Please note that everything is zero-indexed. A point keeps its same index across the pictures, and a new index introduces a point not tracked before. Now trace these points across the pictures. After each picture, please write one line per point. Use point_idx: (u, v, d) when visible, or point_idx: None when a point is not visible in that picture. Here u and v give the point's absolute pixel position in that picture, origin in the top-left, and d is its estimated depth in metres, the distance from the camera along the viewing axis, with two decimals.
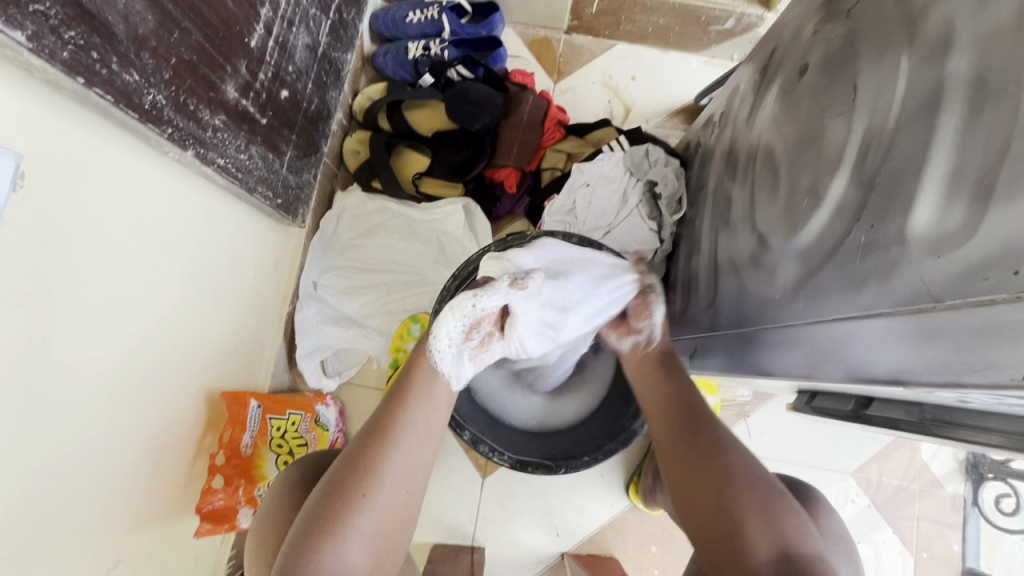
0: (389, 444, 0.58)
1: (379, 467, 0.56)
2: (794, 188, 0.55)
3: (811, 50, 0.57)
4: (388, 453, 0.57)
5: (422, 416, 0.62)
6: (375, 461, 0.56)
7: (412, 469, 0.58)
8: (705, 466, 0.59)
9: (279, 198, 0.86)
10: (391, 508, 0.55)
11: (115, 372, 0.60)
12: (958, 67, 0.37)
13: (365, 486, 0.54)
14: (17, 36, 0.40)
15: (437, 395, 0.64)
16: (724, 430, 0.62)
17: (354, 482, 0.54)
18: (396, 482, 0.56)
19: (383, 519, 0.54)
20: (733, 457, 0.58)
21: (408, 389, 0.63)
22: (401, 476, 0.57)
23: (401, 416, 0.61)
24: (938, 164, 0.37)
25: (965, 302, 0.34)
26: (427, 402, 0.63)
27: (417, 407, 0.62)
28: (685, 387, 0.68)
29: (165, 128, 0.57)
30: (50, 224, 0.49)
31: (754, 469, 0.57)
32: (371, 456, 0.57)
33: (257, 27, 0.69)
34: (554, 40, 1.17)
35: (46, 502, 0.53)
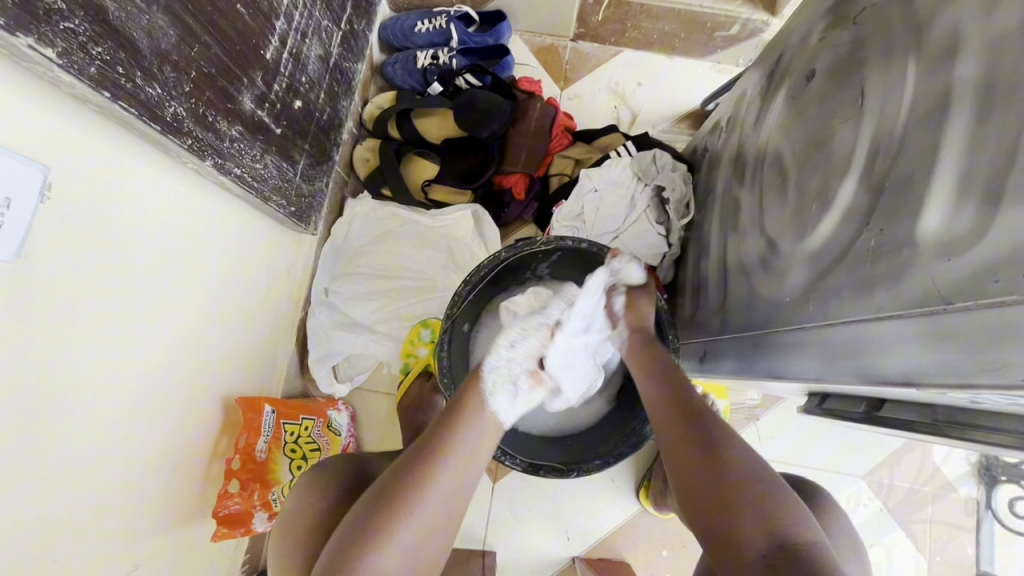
0: (447, 451, 0.56)
1: (436, 472, 0.54)
2: (802, 192, 0.55)
3: (818, 56, 0.58)
4: (446, 460, 0.55)
5: (478, 421, 0.60)
6: (433, 467, 0.54)
7: (464, 482, 0.56)
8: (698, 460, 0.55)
9: (292, 206, 0.88)
10: (441, 517, 0.53)
11: (136, 378, 0.61)
12: (965, 73, 0.37)
13: (420, 487, 0.53)
14: (48, 53, 0.41)
15: (490, 413, 0.62)
16: (717, 420, 0.58)
17: (414, 483, 0.53)
18: (450, 490, 0.54)
19: (433, 524, 0.52)
20: (729, 448, 0.54)
21: (463, 405, 0.61)
22: (454, 487, 0.55)
23: (459, 428, 0.59)
24: (946, 169, 0.38)
25: (976, 304, 0.34)
26: (483, 421, 0.61)
27: (475, 423, 0.60)
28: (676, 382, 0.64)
29: (185, 139, 0.58)
30: (75, 234, 0.50)
31: (748, 458, 0.54)
32: (430, 460, 0.55)
33: (272, 39, 0.71)
34: (561, 47, 1.19)
35: (69, 506, 0.54)
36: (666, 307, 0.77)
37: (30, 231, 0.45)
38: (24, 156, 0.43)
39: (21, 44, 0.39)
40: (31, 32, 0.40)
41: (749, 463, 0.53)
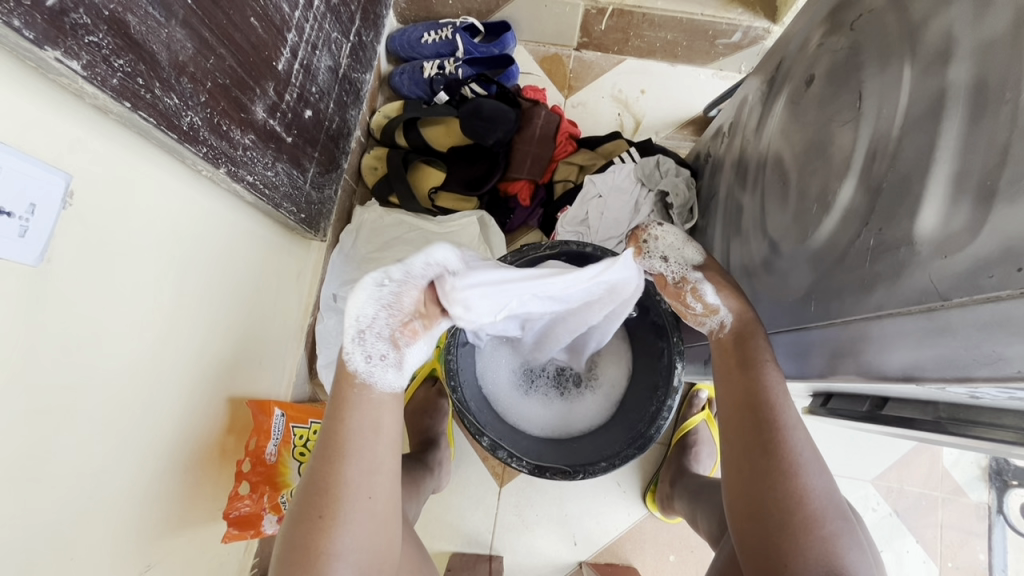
0: (341, 462, 0.52)
1: (340, 486, 0.52)
2: (803, 193, 0.56)
3: (817, 61, 0.59)
4: (344, 469, 0.52)
5: (370, 421, 0.54)
6: (336, 480, 0.52)
7: (379, 480, 0.53)
8: (779, 484, 0.52)
9: (302, 213, 0.90)
10: (366, 522, 0.52)
11: (152, 380, 0.63)
12: (959, 75, 0.38)
13: (328, 510, 0.51)
14: (73, 65, 0.43)
15: (375, 402, 0.55)
16: (802, 439, 0.54)
17: (319, 507, 0.51)
18: (362, 494, 0.52)
19: (360, 533, 0.51)
20: (811, 477, 0.52)
21: (346, 399, 0.54)
22: (366, 490, 0.52)
23: (343, 428, 0.54)
24: (941, 168, 0.39)
25: (972, 300, 0.35)
26: (369, 412, 0.54)
27: (365, 422, 0.54)
28: (776, 373, 0.58)
29: (200, 147, 0.60)
30: (94, 240, 0.52)
31: (820, 484, 0.52)
32: (329, 473, 0.52)
33: (284, 50, 0.73)
34: (565, 56, 1.20)
35: (67, 509, 0.53)
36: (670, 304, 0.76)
37: (52, 237, 0.47)
38: (47, 163, 0.45)
39: (48, 56, 0.41)
40: (57, 45, 0.42)
41: (824, 496, 0.51)
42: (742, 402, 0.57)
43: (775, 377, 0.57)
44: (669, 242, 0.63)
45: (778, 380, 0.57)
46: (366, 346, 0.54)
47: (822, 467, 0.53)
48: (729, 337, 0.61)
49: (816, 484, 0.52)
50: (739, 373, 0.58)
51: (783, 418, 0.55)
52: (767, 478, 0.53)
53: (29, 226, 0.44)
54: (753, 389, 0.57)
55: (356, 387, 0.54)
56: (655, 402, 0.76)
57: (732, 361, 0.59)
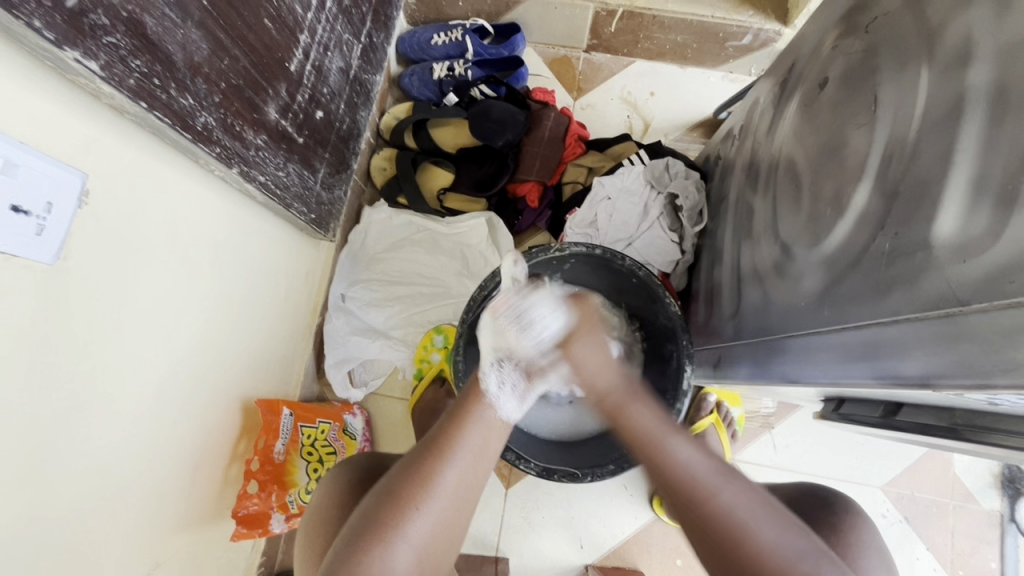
0: (445, 458, 0.55)
1: (434, 482, 0.54)
2: (817, 197, 0.56)
3: (831, 64, 0.58)
4: (446, 463, 0.55)
5: (483, 434, 0.58)
6: (433, 473, 0.54)
7: (467, 486, 0.56)
8: (736, 548, 0.46)
9: (312, 214, 0.90)
10: (442, 522, 0.53)
11: (164, 380, 0.64)
12: (979, 78, 0.38)
13: (418, 499, 0.52)
14: (91, 65, 0.44)
15: (492, 420, 0.59)
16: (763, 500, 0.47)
17: (410, 494, 0.53)
18: (451, 493, 0.54)
19: (433, 531, 0.53)
20: (761, 539, 0.46)
21: (467, 408, 0.60)
22: (457, 490, 0.55)
23: (459, 431, 0.58)
24: (960, 172, 0.38)
25: (992, 305, 0.35)
26: (485, 424, 0.59)
27: (477, 433, 0.58)
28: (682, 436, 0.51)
29: (214, 147, 0.61)
30: (110, 241, 0.52)
31: (790, 538, 0.46)
32: (429, 466, 0.55)
33: (297, 52, 0.73)
34: (574, 58, 1.20)
35: (78, 506, 0.54)
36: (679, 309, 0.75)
37: (68, 236, 0.47)
38: (64, 163, 0.46)
39: (68, 57, 0.42)
40: (76, 45, 0.42)
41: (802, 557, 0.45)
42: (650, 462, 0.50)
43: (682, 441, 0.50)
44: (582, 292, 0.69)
45: (686, 444, 0.50)
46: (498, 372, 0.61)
47: (784, 519, 0.47)
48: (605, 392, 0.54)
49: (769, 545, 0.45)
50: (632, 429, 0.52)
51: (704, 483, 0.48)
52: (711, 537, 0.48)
53: (46, 225, 0.45)
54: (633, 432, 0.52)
55: (488, 404, 0.59)
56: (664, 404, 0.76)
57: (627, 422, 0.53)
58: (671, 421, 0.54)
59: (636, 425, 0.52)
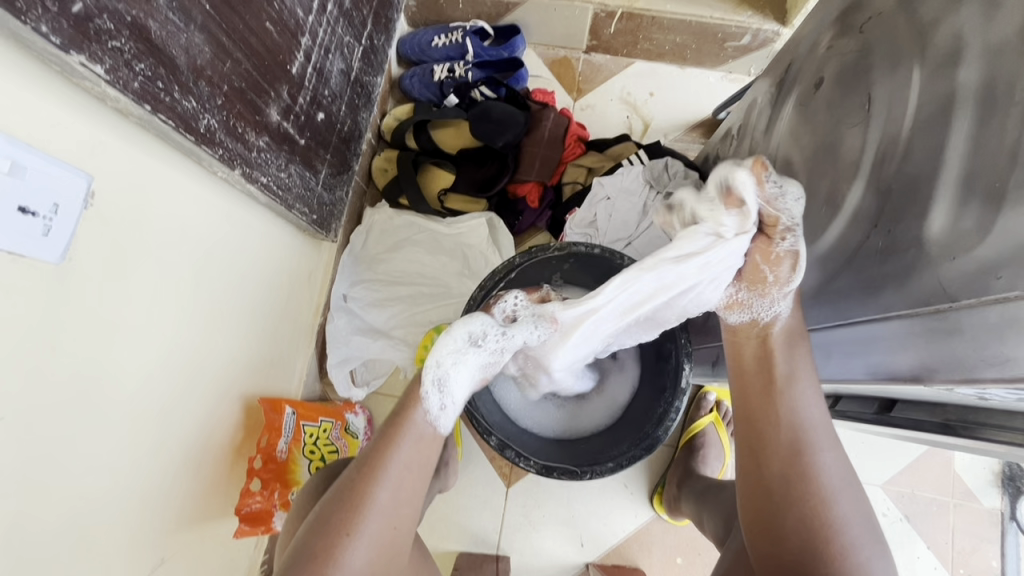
0: (373, 483, 0.56)
1: (365, 506, 0.55)
2: (812, 196, 0.56)
3: (826, 64, 0.59)
4: (373, 491, 0.56)
5: (408, 455, 0.58)
6: (359, 501, 0.55)
7: (398, 506, 0.57)
8: (806, 507, 0.53)
9: (313, 215, 0.91)
10: (378, 543, 0.55)
11: (167, 378, 0.64)
12: (968, 77, 0.38)
13: (349, 525, 0.54)
14: (97, 69, 0.45)
15: (418, 434, 0.59)
16: (836, 462, 0.55)
17: (341, 521, 0.54)
18: (382, 516, 0.56)
19: (370, 551, 0.55)
20: (841, 501, 0.53)
21: (396, 423, 0.59)
22: (389, 514, 0.56)
23: (386, 453, 0.57)
24: (950, 169, 0.39)
25: (981, 301, 0.35)
26: (415, 441, 0.58)
27: (407, 451, 0.58)
28: (812, 393, 0.56)
29: (217, 149, 0.62)
30: (114, 241, 0.53)
31: (860, 518, 0.52)
32: (358, 491, 0.56)
33: (298, 54, 0.74)
34: (574, 59, 1.21)
35: (73, 509, 0.54)
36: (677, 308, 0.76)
37: (74, 235, 0.48)
38: (70, 165, 0.47)
39: (74, 61, 0.43)
40: (82, 49, 0.43)
41: (854, 518, 0.52)
42: (783, 433, 0.56)
43: (811, 400, 0.55)
44: (789, 194, 0.53)
45: (816, 401, 0.56)
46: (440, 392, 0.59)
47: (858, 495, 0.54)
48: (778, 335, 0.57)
49: (847, 507, 0.53)
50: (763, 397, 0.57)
51: (817, 439, 0.55)
52: (789, 492, 0.54)
53: (52, 226, 0.46)
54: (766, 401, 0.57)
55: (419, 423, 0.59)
56: (664, 403, 0.76)
57: (750, 391, 0.59)
58: (756, 385, 0.58)
59: (755, 361, 0.58)
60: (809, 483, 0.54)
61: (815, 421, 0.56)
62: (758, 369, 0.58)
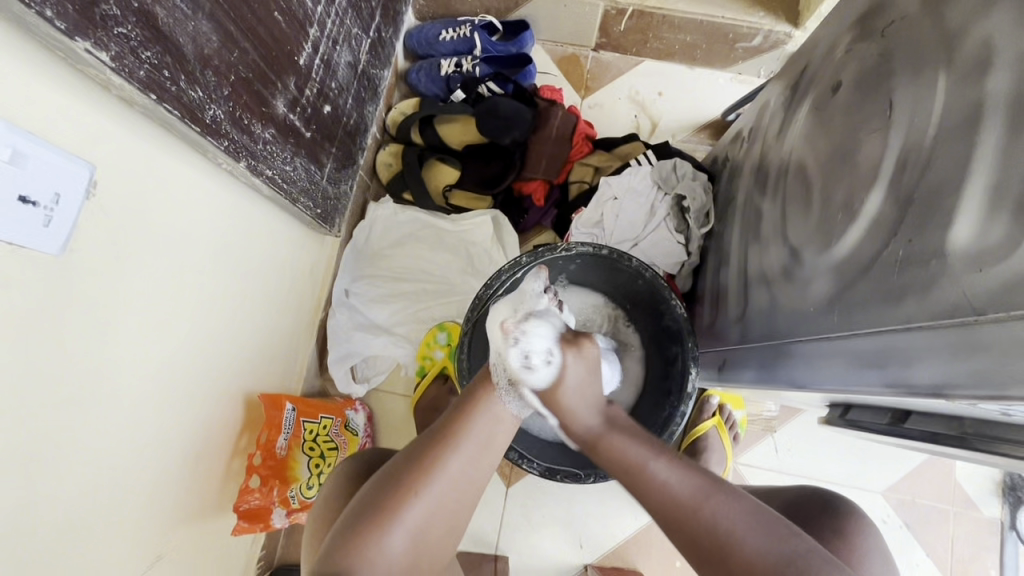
0: (449, 449, 0.55)
1: (436, 468, 0.53)
2: (827, 202, 0.55)
3: (844, 68, 0.58)
4: (451, 451, 0.54)
5: (492, 425, 0.58)
6: (437, 459, 0.54)
7: (471, 476, 0.55)
8: (711, 551, 0.49)
9: (318, 208, 0.90)
10: (438, 509, 0.53)
11: (167, 373, 0.63)
12: (999, 85, 0.37)
13: (417, 482, 0.52)
14: (102, 56, 0.44)
15: (504, 412, 0.58)
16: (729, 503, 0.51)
17: (409, 481, 0.52)
18: (454, 482, 0.54)
19: (427, 516, 0.53)
20: (748, 537, 0.48)
21: (478, 399, 0.58)
22: (459, 481, 0.54)
23: (468, 421, 0.57)
24: (978, 179, 0.38)
25: (1009, 316, 0.34)
26: (495, 419, 0.58)
27: (484, 428, 0.57)
28: (664, 458, 0.55)
29: (222, 141, 0.60)
30: (116, 233, 0.52)
31: (767, 547, 0.48)
32: (431, 453, 0.54)
33: (306, 45, 0.73)
34: (582, 57, 1.20)
35: (68, 508, 0.53)
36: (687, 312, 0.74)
37: (75, 227, 0.47)
38: (73, 155, 0.45)
39: (79, 47, 0.41)
40: (87, 36, 0.42)
41: (766, 544, 0.48)
42: (658, 505, 0.52)
43: (668, 474, 0.53)
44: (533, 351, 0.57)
45: (672, 471, 0.53)
46: (519, 400, 0.59)
47: (767, 522, 0.49)
48: (587, 442, 0.59)
49: (756, 535, 0.48)
50: (630, 484, 0.55)
51: (634, 457, 0.55)
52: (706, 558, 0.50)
53: (53, 216, 0.44)
54: (614, 459, 0.56)
55: (500, 410, 0.58)
56: (669, 405, 0.76)
57: (621, 467, 0.56)
58: (620, 463, 0.56)
59: (620, 450, 0.56)
60: (705, 528, 0.50)
61: (682, 476, 0.53)
62: (618, 448, 0.56)
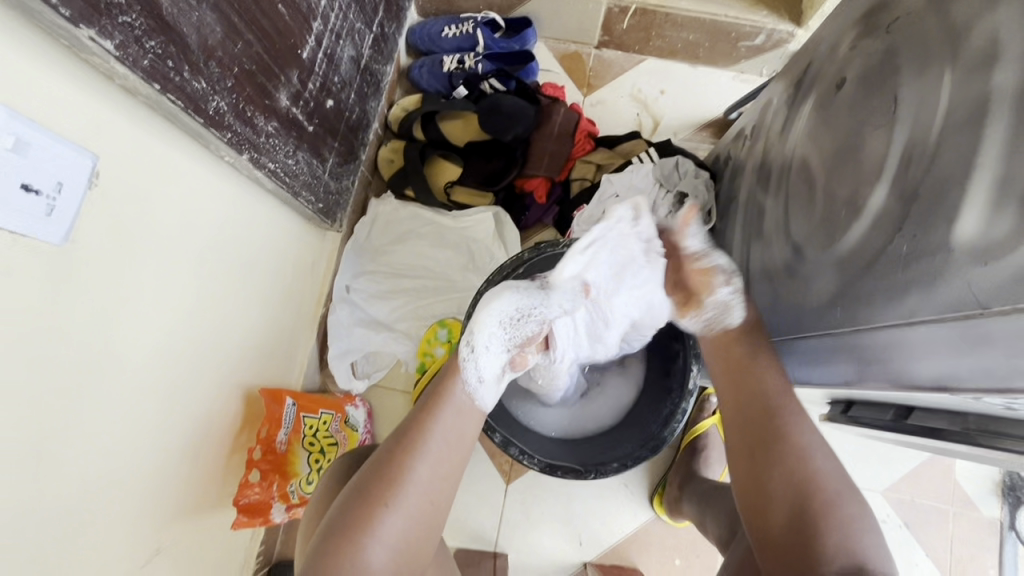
0: (412, 456, 0.57)
1: (401, 479, 0.55)
2: (831, 198, 0.55)
3: (849, 65, 0.58)
4: (416, 458, 0.57)
5: (450, 428, 0.60)
6: (401, 467, 0.56)
7: (440, 478, 0.58)
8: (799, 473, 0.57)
9: (319, 203, 0.90)
10: (415, 517, 0.55)
11: (167, 365, 0.63)
12: (1006, 79, 0.37)
13: (387, 495, 0.54)
14: (106, 45, 0.43)
15: (462, 408, 0.62)
16: (809, 430, 0.60)
17: (378, 495, 0.54)
18: (421, 490, 0.56)
19: (405, 525, 0.54)
20: (821, 464, 0.58)
21: (437, 399, 0.61)
22: (428, 485, 0.57)
23: (429, 424, 0.60)
24: (984, 173, 0.38)
25: (1014, 309, 0.34)
26: (454, 420, 0.61)
27: (444, 428, 0.60)
28: (773, 374, 0.64)
29: (225, 132, 0.60)
30: (118, 223, 0.52)
31: (833, 477, 0.57)
32: (396, 464, 0.56)
33: (309, 39, 0.73)
34: (585, 54, 1.20)
35: (69, 498, 0.52)
36: None
37: (77, 217, 0.47)
38: (76, 144, 0.45)
39: (83, 35, 0.41)
40: (92, 24, 0.42)
41: (832, 477, 0.57)
42: (745, 400, 0.63)
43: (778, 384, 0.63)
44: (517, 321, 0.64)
45: (781, 390, 0.63)
46: (478, 367, 0.62)
47: (824, 451, 0.59)
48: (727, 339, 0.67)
49: (828, 469, 0.57)
50: (735, 376, 0.65)
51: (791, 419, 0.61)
52: (776, 471, 0.58)
53: (55, 205, 0.44)
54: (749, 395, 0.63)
55: (461, 392, 0.62)
56: (670, 404, 0.76)
57: (733, 362, 0.66)
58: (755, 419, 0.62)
59: (764, 386, 0.63)
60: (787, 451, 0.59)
61: (783, 389, 0.63)
62: (734, 353, 0.66)
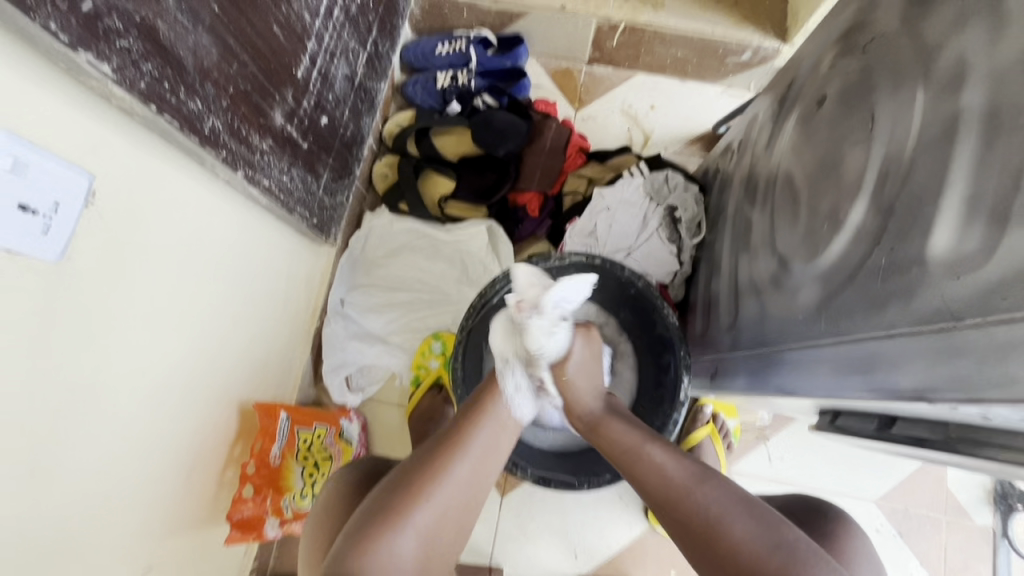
0: (457, 454, 0.56)
1: (442, 477, 0.54)
2: (814, 211, 0.57)
3: (829, 82, 0.60)
4: (457, 458, 0.56)
5: (492, 438, 0.59)
6: (441, 467, 0.55)
7: (474, 482, 0.57)
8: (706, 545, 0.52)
9: (314, 219, 0.91)
10: (444, 517, 0.54)
11: (161, 380, 0.63)
12: (973, 99, 0.39)
13: (422, 491, 0.53)
14: (104, 68, 0.45)
15: (500, 421, 0.60)
16: (714, 488, 0.54)
17: (418, 486, 0.53)
18: (455, 490, 0.55)
19: (432, 526, 0.53)
20: (737, 524, 0.51)
21: (478, 410, 0.60)
22: (462, 488, 0.56)
23: (472, 432, 0.58)
24: (955, 189, 0.39)
25: (986, 320, 0.36)
26: (495, 432, 0.60)
27: (485, 439, 0.59)
28: (659, 445, 0.59)
29: (220, 151, 0.61)
30: (115, 241, 0.53)
31: (759, 532, 0.50)
32: (440, 460, 0.55)
33: (304, 59, 0.74)
34: (575, 70, 1.22)
35: (63, 514, 0.53)
36: (677, 319, 0.76)
37: (73, 236, 0.48)
38: (73, 164, 0.46)
39: (81, 60, 0.42)
40: (89, 48, 0.43)
41: (761, 534, 0.50)
42: (647, 480, 0.57)
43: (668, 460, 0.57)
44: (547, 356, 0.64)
45: (671, 459, 0.57)
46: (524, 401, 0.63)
47: (757, 513, 0.52)
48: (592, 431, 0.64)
49: (748, 524, 0.51)
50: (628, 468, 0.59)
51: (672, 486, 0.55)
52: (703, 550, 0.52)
53: (52, 224, 0.45)
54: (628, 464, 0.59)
55: (500, 408, 0.61)
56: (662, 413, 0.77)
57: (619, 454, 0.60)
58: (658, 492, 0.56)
59: (615, 439, 0.61)
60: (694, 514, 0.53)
61: (676, 459, 0.57)
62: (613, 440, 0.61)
